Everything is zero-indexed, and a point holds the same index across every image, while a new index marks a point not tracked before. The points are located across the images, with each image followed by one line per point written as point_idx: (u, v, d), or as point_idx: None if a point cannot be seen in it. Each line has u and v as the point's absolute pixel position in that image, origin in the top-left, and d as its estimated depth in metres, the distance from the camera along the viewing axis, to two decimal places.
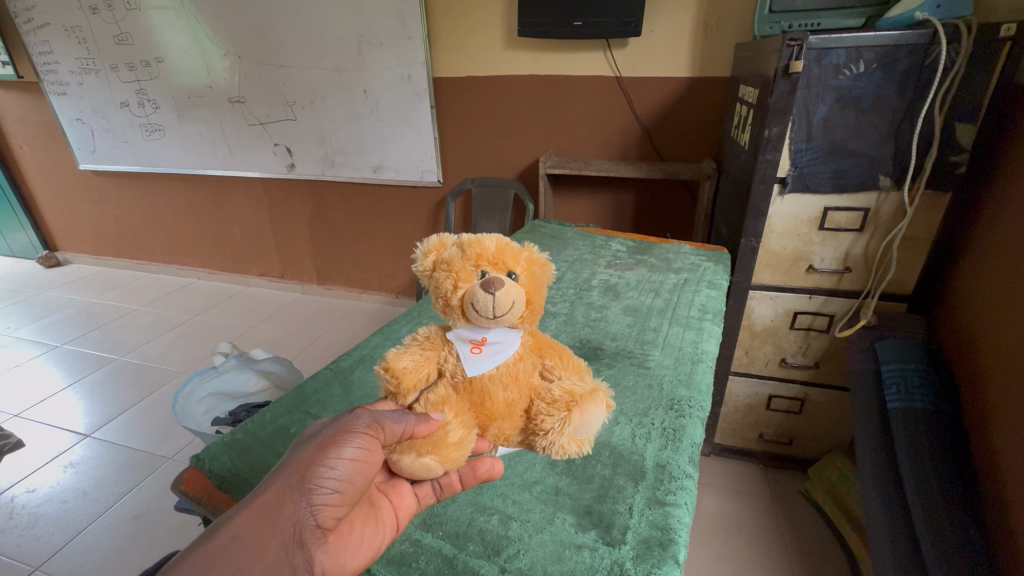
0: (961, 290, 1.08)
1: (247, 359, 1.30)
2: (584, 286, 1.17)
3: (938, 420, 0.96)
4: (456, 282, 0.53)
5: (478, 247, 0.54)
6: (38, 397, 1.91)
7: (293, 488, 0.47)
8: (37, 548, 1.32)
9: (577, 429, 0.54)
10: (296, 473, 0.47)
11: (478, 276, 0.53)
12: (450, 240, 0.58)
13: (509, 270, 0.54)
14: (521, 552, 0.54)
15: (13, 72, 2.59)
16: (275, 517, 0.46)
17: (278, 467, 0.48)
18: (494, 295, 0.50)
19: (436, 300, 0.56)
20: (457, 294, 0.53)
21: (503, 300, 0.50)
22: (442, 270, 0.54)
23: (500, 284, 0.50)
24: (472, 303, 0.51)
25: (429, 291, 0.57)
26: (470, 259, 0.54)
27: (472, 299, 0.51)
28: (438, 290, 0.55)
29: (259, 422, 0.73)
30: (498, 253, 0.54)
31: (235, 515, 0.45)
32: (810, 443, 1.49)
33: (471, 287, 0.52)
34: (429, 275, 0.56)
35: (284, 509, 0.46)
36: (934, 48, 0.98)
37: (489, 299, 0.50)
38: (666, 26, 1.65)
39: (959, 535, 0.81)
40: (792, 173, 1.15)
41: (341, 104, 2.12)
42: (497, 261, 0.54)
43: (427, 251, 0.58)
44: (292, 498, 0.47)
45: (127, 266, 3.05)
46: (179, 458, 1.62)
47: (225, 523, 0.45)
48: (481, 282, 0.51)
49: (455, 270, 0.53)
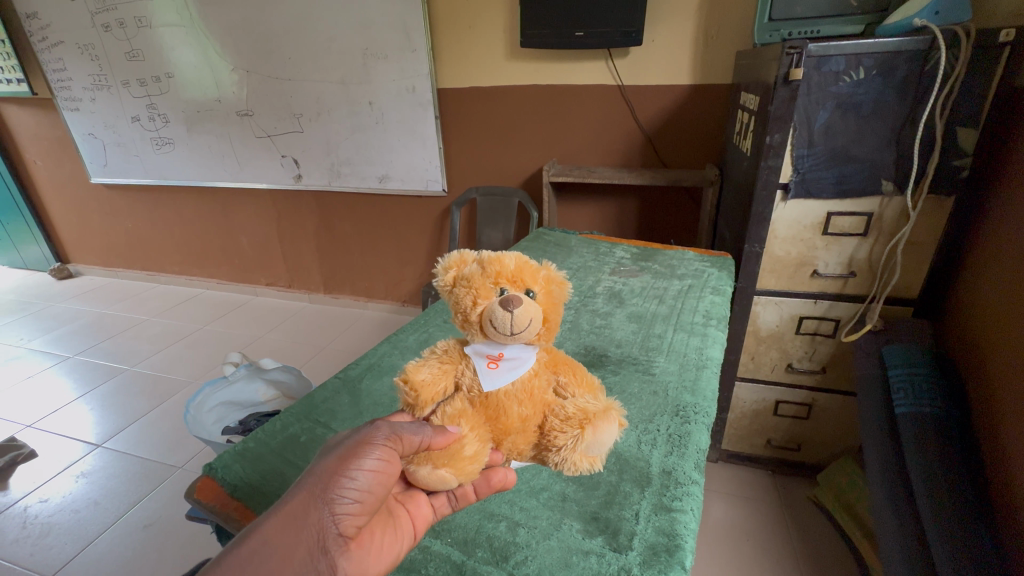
0: (969, 293, 1.08)
1: (257, 368, 1.32)
2: (588, 293, 1.19)
3: (946, 423, 0.95)
4: (475, 299, 0.54)
5: (498, 264, 0.55)
6: (51, 407, 1.94)
7: (317, 497, 0.47)
8: (49, 558, 1.34)
9: (589, 447, 0.54)
10: (320, 483, 0.48)
11: (497, 293, 0.54)
12: (470, 257, 0.60)
13: (527, 288, 0.55)
14: (529, 558, 0.54)
15: (29, 89, 2.64)
16: (301, 524, 0.46)
17: (301, 476, 0.49)
18: (512, 313, 0.51)
19: (455, 314, 0.57)
20: (476, 310, 0.54)
21: (520, 317, 0.51)
22: (462, 287, 0.56)
23: (518, 302, 0.51)
24: (491, 319, 0.52)
25: (449, 305, 0.59)
26: (490, 277, 0.55)
27: (490, 316, 0.52)
28: (457, 305, 0.56)
29: (270, 431, 0.75)
30: (516, 271, 0.55)
31: (262, 523, 0.45)
32: (819, 448, 1.48)
33: (490, 304, 0.53)
34: (449, 291, 0.58)
35: (310, 517, 0.47)
36: (932, 55, 0.99)
37: (508, 316, 0.51)
38: (667, 35, 1.67)
39: (972, 541, 0.80)
40: (794, 179, 1.16)
41: (347, 117, 2.16)
42: (516, 279, 0.55)
43: (447, 266, 0.59)
44: (316, 507, 0.47)
45: (137, 277, 3.09)
46: (189, 467, 1.63)
47: (255, 530, 0.45)
48: (500, 300, 0.52)
49: (474, 287, 0.54)
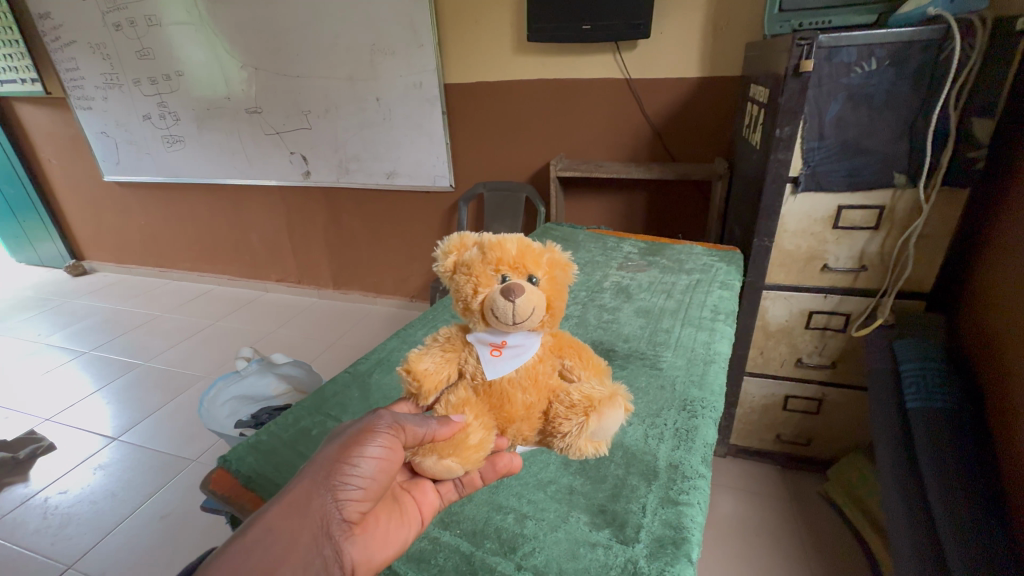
0: (983, 288, 1.06)
1: (268, 364, 1.35)
2: (595, 288, 1.19)
3: (959, 419, 0.94)
4: (476, 287, 0.54)
5: (499, 250, 0.55)
6: (69, 401, 1.98)
7: (320, 484, 0.48)
8: (69, 548, 1.37)
9: (594, 433, 0.54)
10: (323, 471, 0.49)
11: (498, 280, 0.54)
12: (471, 240, 0.60)
13: (530, 275, 0.55)
14: (536, 550, 0.55)
15: (43, 89, 2.68)
16: (304, 511, 0.47)
17: (305, 464, 0.50)
18: (514, 302, 0.51)
19: (456, 302, 0.58)
20: (477, 298, 0.54)
21: (523, 307, 0.51)
22: (463, 273, 0.56)
23: (521, 290, 0.51)
24: (493, 309, 0.52)
25: (450, 291, 0.59)
26: (491, 263, 0.55)
27: (492, 305, 0.52)
28: (459, 292, 0.56)
29: (282, 424, 0.76)
30: (518, 256, 0.55)
31: (267, 509, 0.46)
32: (828, 444, 1.48)
33: (491, 291, 0.53)
34: (450, 276, 0.58)
35: (313, 504, 0.48)
36: (947, 45, 0.98)
37: (509, 306, 0.51)
38: (676, 26, 1.65)
39: (983, 537, 0.79)
40: (804, 172, 1.15)
41: (355, 113, 2.17)
42: (517, 265, 0.55)
43: (448, 250, 0.59)
44: (320, 494, 0.48)
45: (150, 273, 3.14)
46: (203, 460, 1.66)
47: (259, 518, 0.46)
48: (502, 289, 0.52)
49: (475, 275, 0.55)
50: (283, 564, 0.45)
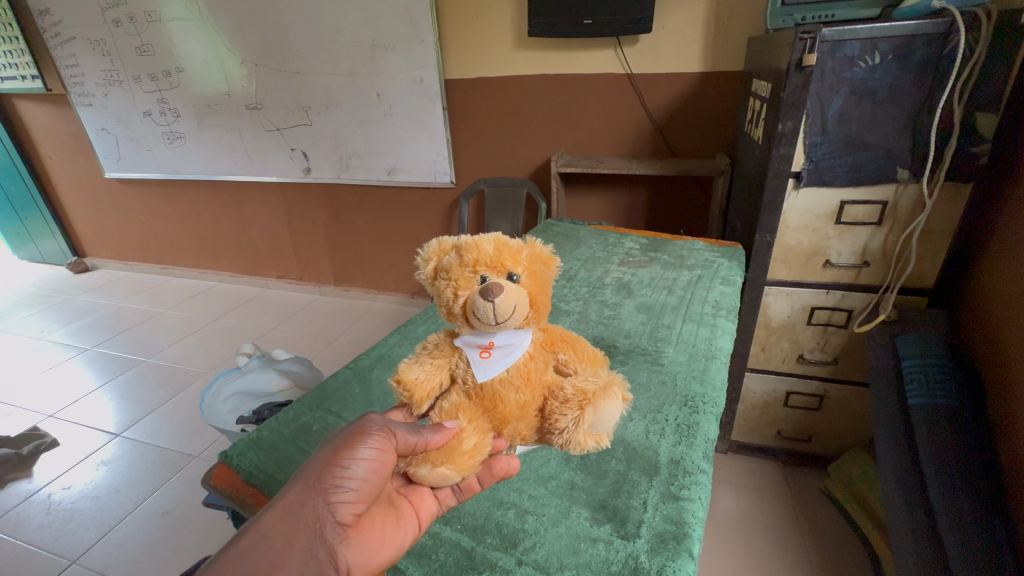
0: (986, 283, 1.06)
1: (270, 359, 1.35)
2: (597, 284, 1.18)
3: (961, 417, 0.94)
4: (456, 290, 0.54)
5: (475, 251, 0.55)
6: (72, 397, 1.99)
7: (313, 488, 0.48)
8: (73, 543, 1.38)
9: (592, 426, 0.54)
10: (315, 474, 0.49)
11: (477, 280, 0.54)
12: (449, 244, 0.59)
13: (509, 272, 0.55)
14: (537, 544, 0.55)
15: (43, 86, 2.68)
16: (297, 514, 0.47)
17: (297, 469, 0.50)
18: (494, 303, 0.50)
19: (440, 307, 0.58)
20: (458, 302, 0.54)
21: (503, 306, 0.50)
22: (443, 279, 0.56)
23: (499, 289, 0.51)
24: (474, 311, 0.52)
25: (434, 297, 0.59)
26: (468, 266, 0.54)
27: (473, 307, 0.51)
28: (441, 298, 0.56)
29: (283, 420, 0.76)
30: (495, 255, 0.55)
31: (260, 515, 0.46)
32: (830, 439, 1.47)
33: (471, 293, 0.53)
34: (432, 283, 0.58)
35: (306, 507, 0.48)
36: (952, 37, 0.97)
37: (489, 307, 0.50)
38: (678, 20, 1.64)
39: (984, 534, 0.79)
40: (807, 167, 1.14)
41: (355, 109, 2.16)
42: (494, 264, 0.54)
43: (428, 257, 0.59)
44: (312, 497, 0.48)
45: (151, 270, 3.14)
46: (205, 456, 1.67)
47: (252, 524, 0.46)
48: (480, 289, 0.51)
49: (454, 278, 0.54)
50: (279, 567, 0.45)
